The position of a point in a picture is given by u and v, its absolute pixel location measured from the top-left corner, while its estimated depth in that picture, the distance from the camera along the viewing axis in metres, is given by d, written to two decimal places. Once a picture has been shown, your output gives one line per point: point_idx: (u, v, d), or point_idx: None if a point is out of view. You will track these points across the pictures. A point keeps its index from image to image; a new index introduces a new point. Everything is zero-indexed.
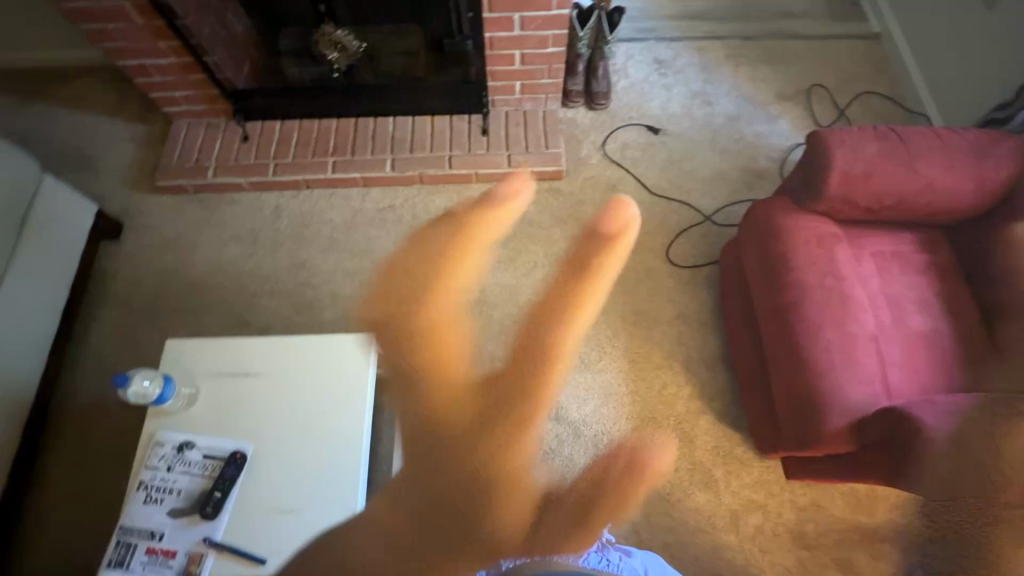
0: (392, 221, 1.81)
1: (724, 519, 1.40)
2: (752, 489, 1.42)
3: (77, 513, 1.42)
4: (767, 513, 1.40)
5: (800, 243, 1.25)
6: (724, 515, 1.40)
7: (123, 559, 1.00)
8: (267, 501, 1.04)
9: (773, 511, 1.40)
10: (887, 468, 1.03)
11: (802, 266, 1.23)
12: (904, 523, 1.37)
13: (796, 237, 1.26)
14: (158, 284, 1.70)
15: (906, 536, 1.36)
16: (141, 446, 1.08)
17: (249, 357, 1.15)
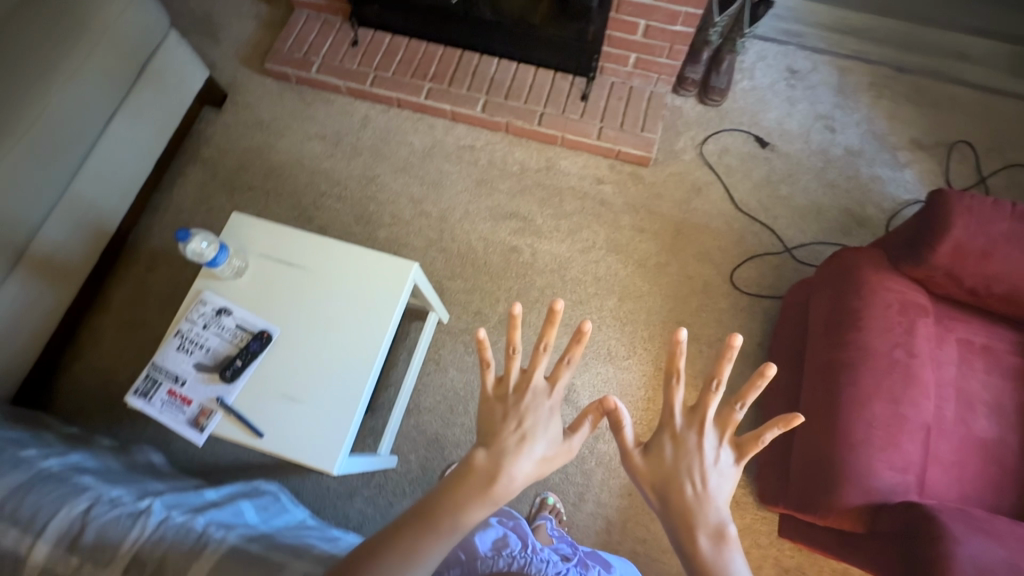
0: (467, 161, 1.80)
1: None
2: (738, 533, 1.36)
3: (125, 340, 1.58)
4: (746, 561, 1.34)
5: (879, 305, 1.14)
6: None
7: (148, 391, 1.11)
8: (278, 384, 1.10)
9: (753, 562, 1.34)
10: (890, 563, 0.95)
11: (873, 329, 1.12)
12: None
13: (877, 296, 1.14)
14: (242, 160, 1.80)
15: None
16: (186, 300, 1.17)
17: (299, 250, 1.20)
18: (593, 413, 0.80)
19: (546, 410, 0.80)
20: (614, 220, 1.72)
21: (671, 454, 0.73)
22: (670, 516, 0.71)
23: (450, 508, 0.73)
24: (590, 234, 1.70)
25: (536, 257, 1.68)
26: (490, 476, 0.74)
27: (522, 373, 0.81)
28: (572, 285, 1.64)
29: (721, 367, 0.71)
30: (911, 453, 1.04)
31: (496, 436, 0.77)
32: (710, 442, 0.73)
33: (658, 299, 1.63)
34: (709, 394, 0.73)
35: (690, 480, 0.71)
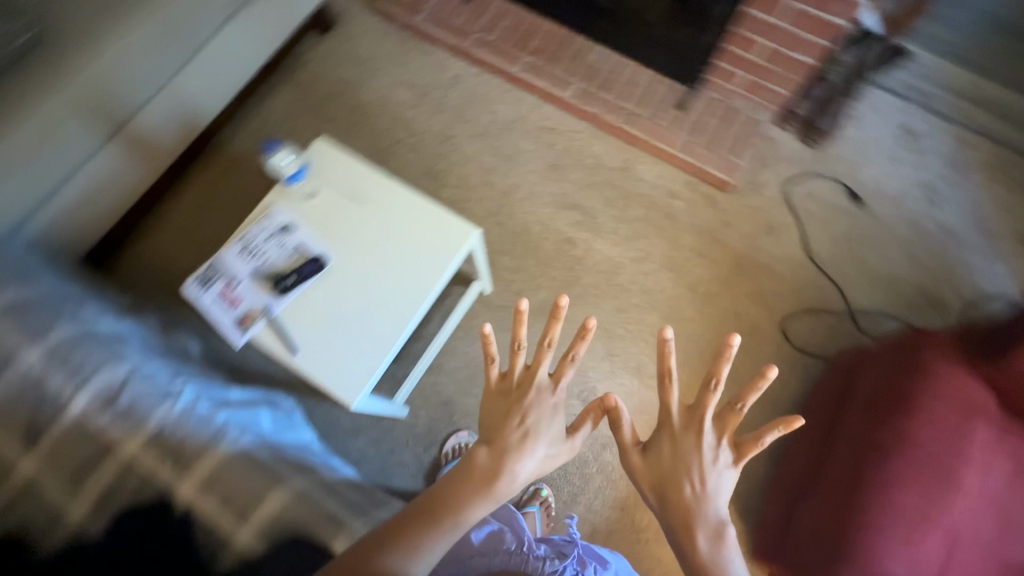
0: (546, 143, 1.79)
1: None
2: None
3: (188, 233, 1.65)
4: None
5: (937, 396, 1.07)
6: None
7: (203, 285, 1.17)
8: (321, 310, 1.14)
9: None
10: None
11: (923, 420, 1.06)
12: None
13: (937, 388, 1.08)
14: (332, 90, 1.84)
15: None
16: (255, 210, 1.22)
17: (371, 189, 1.23)
18: (594, 412, 0.81)
19: (549, 407, 0.80)
20: (677, 237, 1.68)
21: (669, 455, 0.73)
22: (668, 515, 0.72)
23: (454, 507, 0.76)
24: (648, 245, 1.67)
25: (589, 254, 1.66)
26: (491, 470, 0.76)
27: (525, 369, 0.81)
28: (618, 291, 1.62)
29: (720, 365, 0.71)
30: (931, 555, 0.98)
31: (500, 434, 0.78)
32: (709, 442, 0.73)
33: (700, 327, 1.59)
34: (706, 392, 0.72)
35: (689, 481, 0.71)
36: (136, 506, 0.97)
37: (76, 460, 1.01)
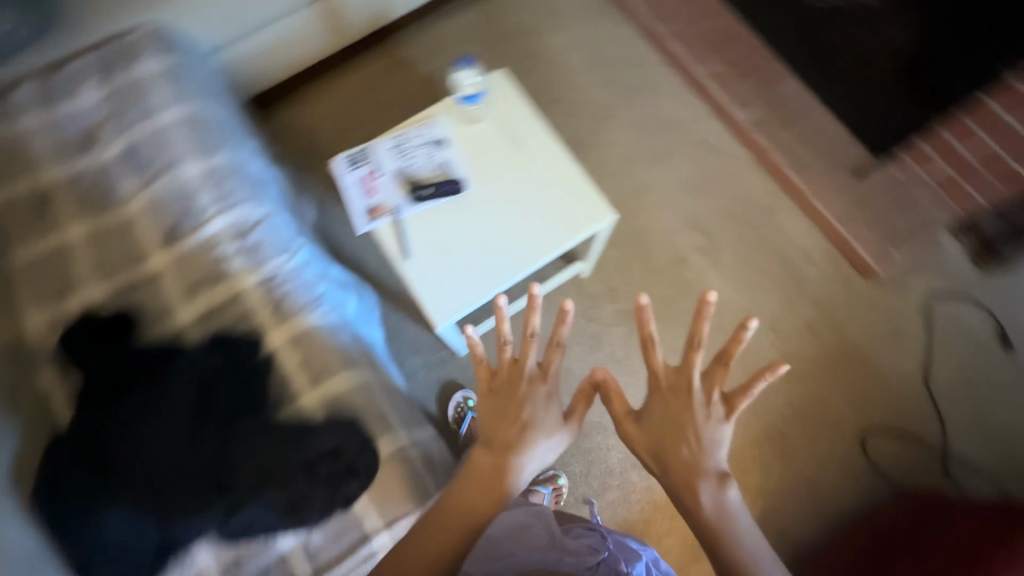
0: (700, 156, 1.71)
1: None
2: None
3: (339, 110, 1.73)
4: None
5: None
6: None
7: (350, 166, 1.22)
8: (442, 230, 1.16)
9: None
10: None
11: None
12: None
13: None
14: (516, 27, 1.83)
15: None
16: (418, 115, 1.26)
17: (529, 136, 1.22)
18: (583, 396, 0.78)
19: (542, 399, 0.76)
20: (793, 301, 1.58)
21: (659, 420, 0.71)
22: (669, 478, 0.69)
23: (470, 514, 0.72)
24: (760, 298, 1.58)
25: (696, 282, 1.60)
26: (495, 481, 0.73)
27: (512, 362, 0.77)
28: (709, 328, 1.56)
29: (697, 325, 0.68)
30: None
31: (494, 433, 0.75)
32: (699, 400, 0.70)
33: (778, 399, 1.50)
34: (692, 353, 0.69)
35: (686, 441, 0.69)
36: (233, 334, 1.04)
37: (199, 274, 1.11)
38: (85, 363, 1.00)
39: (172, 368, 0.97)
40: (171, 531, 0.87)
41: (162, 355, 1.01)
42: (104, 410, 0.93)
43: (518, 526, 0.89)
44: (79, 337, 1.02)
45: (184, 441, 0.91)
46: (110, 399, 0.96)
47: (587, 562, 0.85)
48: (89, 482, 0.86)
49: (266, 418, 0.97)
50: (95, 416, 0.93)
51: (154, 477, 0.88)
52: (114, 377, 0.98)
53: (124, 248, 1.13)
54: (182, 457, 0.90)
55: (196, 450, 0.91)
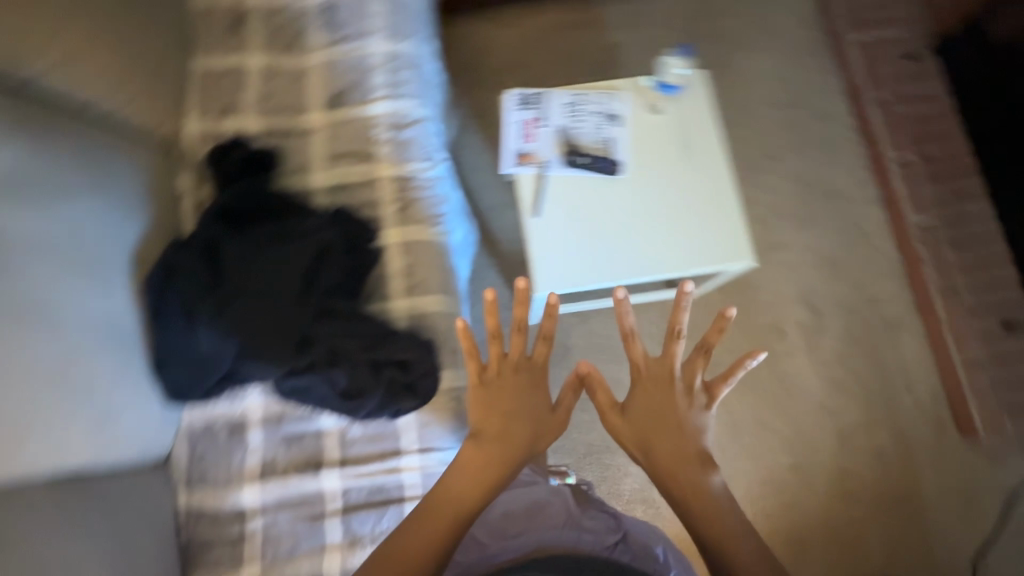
0: (846, 239, 1.59)
1: None
2: None
3: (514, 44, 1.69)
4: None
5: None
6: None
7: (519, 104, 1.19)
8: (581, 203, 1.12)
9: None
10: None
11: None
12: None
13: None
14: (719, 31, 1.72)
15: None
16: (605, 82, 1.20)
17: (704, 149, 1.16)
18: (570, 387, 0.79)
19: (533, 396, 0.77)
20: (874, 422, 1.47)
21: (643, 406, 0.72)
22: (654, 469, 0.70)
23: (458, 498, 0.70)
24: (842, 403, 1.48)
25: (784, 358, 1.51)
26: (488, 454, 0.73)
27: (501, 356, 0.78)
28: (777, 409, 1.47)
29: (676, 315, 0.71)
30: None
31: (485, 423, 0.75)
32: (683, 389, 0.72)
33: (815, 508, 1.41)
34: (669, 345, 0.72)
35: (673, 431, 0.70)
36: (360, 218, 1.05)
37: (347, 146, 1.12)
38: (227, 184, 1.04)
39: (298, 225, 0.99)
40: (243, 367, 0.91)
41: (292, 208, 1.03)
42: (229, 235, 0.96)
43: (539, 503, 0.91)
44: (224, 161, 1.06)
45: (281, 294, 0.93)
46: (236, 226, 0.99)
47: (604, 540, 0.82)
48: (195, 292, 0.90)
49: (358, 308, 0.98)
50: (220, 236, 0.96)
51: (247, 314, 0.90)
52: (247, 208, 1.01)
53: (291, 94, 1.16)
54: (274, 308, 0.91)
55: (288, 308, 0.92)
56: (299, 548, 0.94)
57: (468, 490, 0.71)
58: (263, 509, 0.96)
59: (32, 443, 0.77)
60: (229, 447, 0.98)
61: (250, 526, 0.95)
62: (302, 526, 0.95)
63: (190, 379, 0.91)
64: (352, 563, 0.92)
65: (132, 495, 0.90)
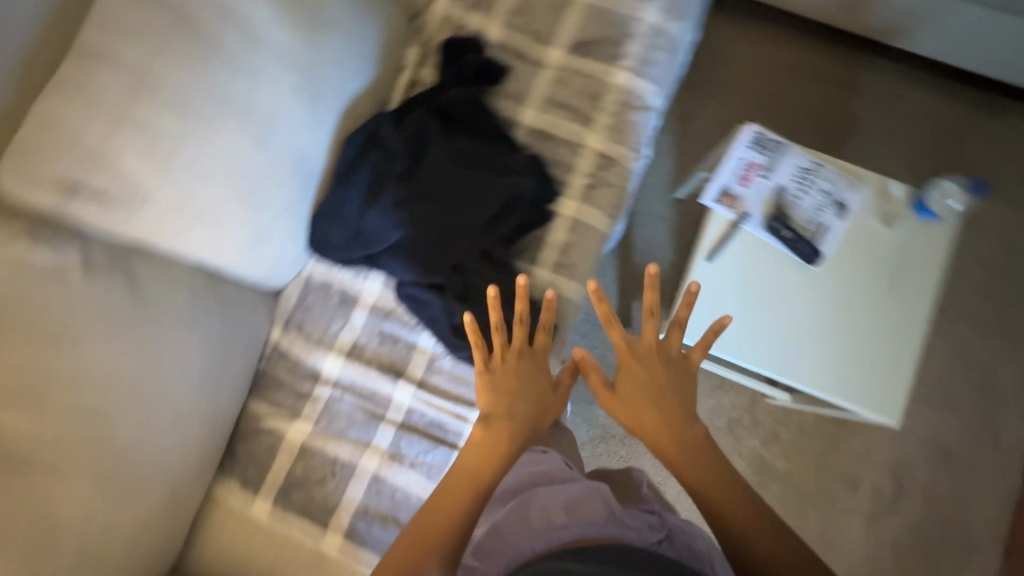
0: (977, 438, 1.42)
1: None
2: None
3: (758, 68, 1.55)
4: None
5: None
6: None
7: (753, 142, 1.09)
8: (759, 273, 1.04)
9: None
10: None
11: None
12: None
13: None
14: (977, 161, 1.51)
15: None
16: (851, 167, 1.08)
17: (913, 287, 1.03)
18: (567, 370, 0.87)
19: (534, 386, 0.81)
20: None
21: (632, 379, 0.75)
22: (652, 443, 0.73)
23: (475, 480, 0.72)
24: None
25: (843, 512, 1.40)
26: (496, 438, 0.75)
27: (506, 342, 0.82)
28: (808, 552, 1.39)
29: (649, 295, 0.75)
30: None
31: (492, 406, 0.78)
32: (667, 360, 0.76)
33: None
34: (646, 323, 0.77)
35: (665, 401, 0.73)
36: (552, 179, 1.02)
37: (570, 99, 1.06)
38: (455, 83, 1.03)
39: (502, 159, 0.97)
40: (391, 259, 0.93)
41: (501, 136, 1.00)
42: (439, 135, 0.96)
43: (575, 497, 0.81)
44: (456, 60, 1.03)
45: (457, 215, 0.93)
46: (447, 129, 0.98)
47: (648, 537, 0.74)
48: (390, 175, 0.93)
49: (512, 263, 0.97)
50: (429, 132, 0.96)
51: (422, 218, 0.91)
52: (463, 116, 0.99)
53: (544, 19, 1.10)
54: (446, 225, 0.92)
55: (458, 231, 0.93)
56: (349, 435, 0.98)
57: (478, 478, 0.72)
58: (336, 383, 1.00)
59: (200, 230, 0.81)
60: (335, 314, 1.01)
61: (319, 391, 1.00)
62: (360, 417, 0.98)
63: (342, 243, 0.93)
64: (387, 474, 0.96)
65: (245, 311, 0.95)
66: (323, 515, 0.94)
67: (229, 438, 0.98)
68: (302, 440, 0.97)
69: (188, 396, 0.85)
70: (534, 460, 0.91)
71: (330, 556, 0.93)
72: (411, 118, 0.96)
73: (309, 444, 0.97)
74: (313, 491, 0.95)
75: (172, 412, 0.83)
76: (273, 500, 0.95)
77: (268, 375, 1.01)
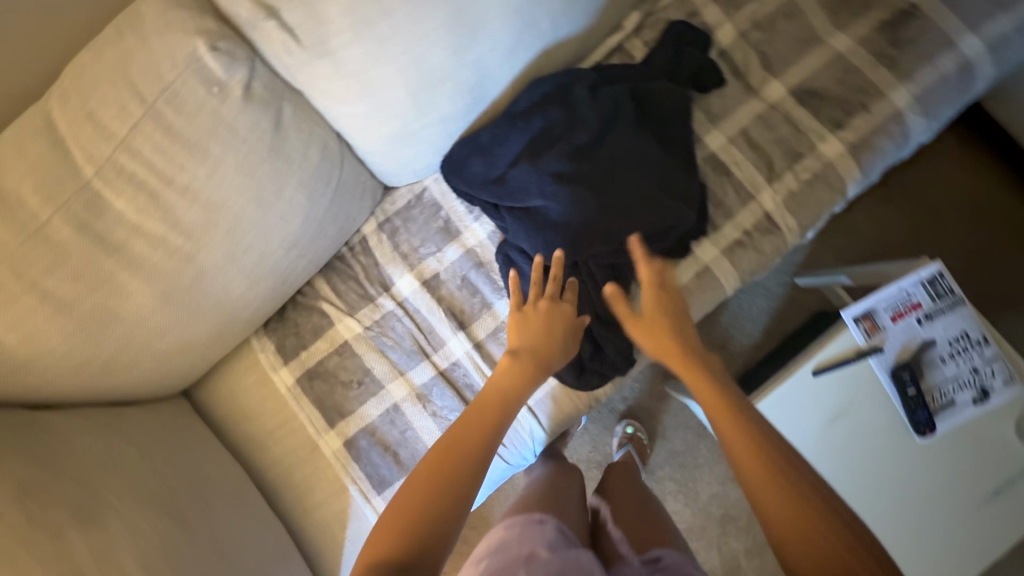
0: None
1: None
2: None
3: (962, 196, 1.35)
4: None
5: None
6: None
7: (928, 282, 0.95)
8: (857, 414, 0.95)
9: None
10: None
11: None
12: None
13: None
14: None
15: None
16: (1018, 360, 0.94)
17: (1010, 509, 0.92)
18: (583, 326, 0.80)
19: (564, 332, 0.76)
20: None
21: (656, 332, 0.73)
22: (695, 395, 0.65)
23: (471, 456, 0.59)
24: None
25: None
26: (510, 377, 0.69)
27: (540, 295, 0.77)
28: None
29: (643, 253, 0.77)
30: None
31: (521, 346, 0.73)
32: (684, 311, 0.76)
33: None
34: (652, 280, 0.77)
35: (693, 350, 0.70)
36: (706, 218, 0.93)
37: (766, 142, 0.95)
38: (662, 76, 0.94)
39: (675, 176, 0.88)
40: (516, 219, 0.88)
41: (682, 152, 0.91)
42: (625, 125, 0.89)
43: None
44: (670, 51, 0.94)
45: (603, 212, 0.86)
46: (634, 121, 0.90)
47: None
48: (559, 142, 0.88)
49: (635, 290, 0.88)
50: (613, 113, 0.89)
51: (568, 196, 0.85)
52: (655, 117, 0.91)
53: (782, 46, 0.97)
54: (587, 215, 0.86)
55: (594, 225, 0.86)
56: (390, 354, 0.96)
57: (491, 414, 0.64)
58: (401, 302, 0.97)
59: (361, 100, 0.80)
60: (431, 238, 0.98)
61: (383, 301, 0.97)
62: (407, 345, 0.96)
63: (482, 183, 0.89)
64: (407, 410, 0.94)
65: (357, 196, 0.92)
66: (334, 414, 0.94)
67: (285, 302, 0.98)
68: (347, 338, 0.96)
69: (275, 252, 0.84)
70: (524, 532, 0.64)
71: (323, 453, 0.94)
72: (605, 95, 0.89)
73: (351, 345, 0.96)
74: (336, 388, 0.95)
75: (256, 259, 0.82)
76: (297, 377, 0.95)
77: (344, 262, 0.99)
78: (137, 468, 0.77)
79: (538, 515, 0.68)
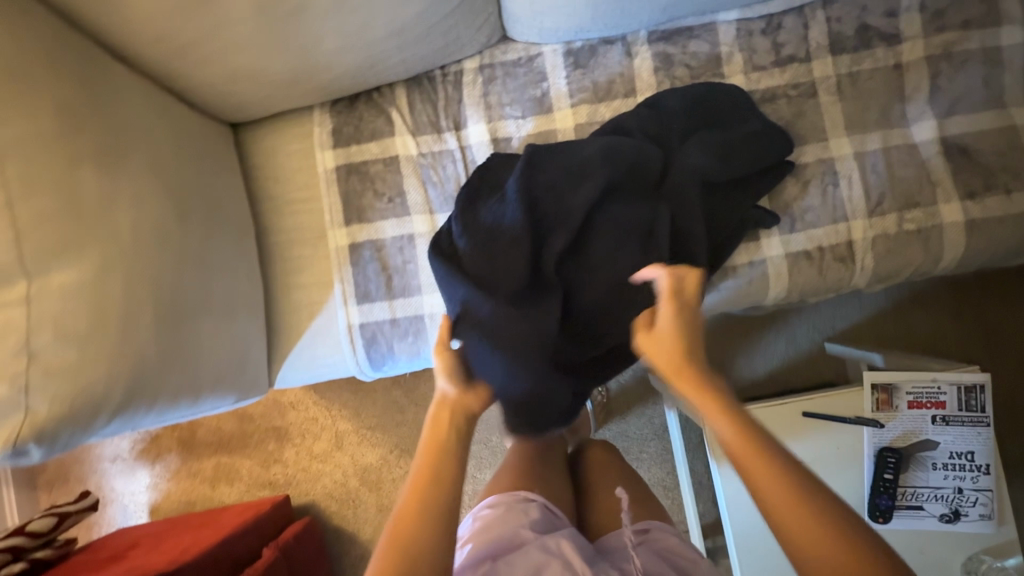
0: None
1: (361, 441, 1.52)
2: (337, 471, 1.52)
3: None
4: (326, 456, 1.52)
5: None
6: (362, 445, 1.51)
7: (964, 390, 0.89)
8: (825, 470, 0.91)
9: (320, 458, 1.52)
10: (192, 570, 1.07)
11: None
12: (216, 460, 1.56)
13: None
14: None
15: (218, 451, 1.56)
16: (1007, 504, 0.89)
17: None
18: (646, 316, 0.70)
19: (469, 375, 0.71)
20: None
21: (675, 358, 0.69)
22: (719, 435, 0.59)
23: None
24: None
25: None
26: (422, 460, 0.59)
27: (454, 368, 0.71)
28: None
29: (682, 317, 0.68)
30: None
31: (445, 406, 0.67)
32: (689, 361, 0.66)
33: None
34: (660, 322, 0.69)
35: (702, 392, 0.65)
36: (788, 217, 0.88)
37: (891, 174, 0.87)
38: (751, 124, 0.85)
39: (741, 205, 0.86)
40: (517, 278, 0.76)
41: (792, 149, 0.87)
42: (644, 196, 0.83)
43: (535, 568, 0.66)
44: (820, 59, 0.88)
45: (645, 221, 0.81)
46: (662, 196, 0.84)
47: None
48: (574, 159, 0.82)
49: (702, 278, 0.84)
50: (672, 147, 0.86)
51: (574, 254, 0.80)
52: (731, 167, 0.84)
53: (963, 88, 0.87)
54: (602, 280, 0.80)
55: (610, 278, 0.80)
56: (429, 189, 0.95)
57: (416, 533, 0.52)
58: (463, 148, 0.95)
59: None
60: (521, 103, 0.94)
61: (447, 137, 0.95)
62: (449, 189, 0.95)
63: (476, 232, 0.80)
64: (419, 244, 0.94)
65: (477, 23, 0.88)
66: (354, 214, 0.94)
67: (360, 92, 0.95)
68: (399, 154, 0.95)
69: (378, 30, 0.81)
70: (507, 513, 0.74)
71: (327, 243, 0.95)
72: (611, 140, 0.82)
73: (399, 162, 0.95)
74: (367, 193, 0.95)
75: (359, 25, 0.80)
76: (337, 164, 0.95)
77: (432, 83, 0.96)
78: (164, 152, 0.77)
79: (523, 493, 0.78)
